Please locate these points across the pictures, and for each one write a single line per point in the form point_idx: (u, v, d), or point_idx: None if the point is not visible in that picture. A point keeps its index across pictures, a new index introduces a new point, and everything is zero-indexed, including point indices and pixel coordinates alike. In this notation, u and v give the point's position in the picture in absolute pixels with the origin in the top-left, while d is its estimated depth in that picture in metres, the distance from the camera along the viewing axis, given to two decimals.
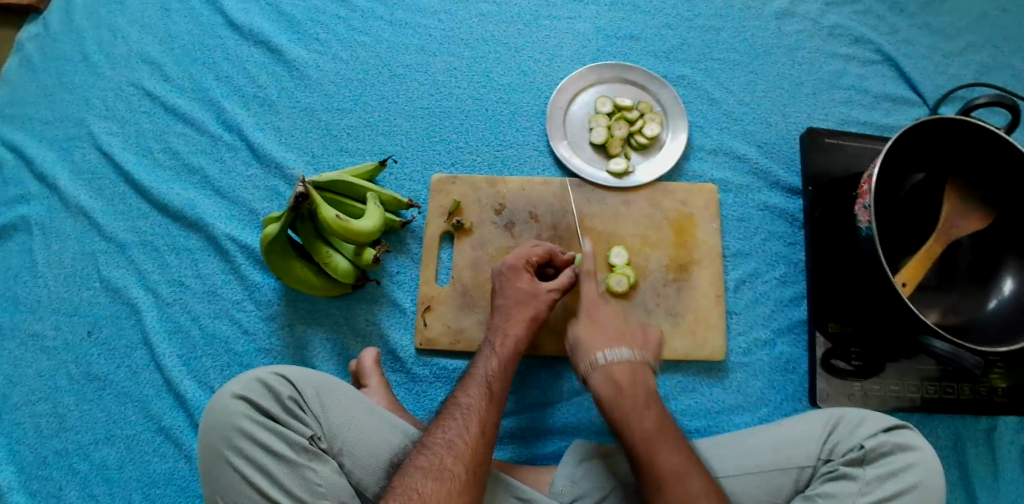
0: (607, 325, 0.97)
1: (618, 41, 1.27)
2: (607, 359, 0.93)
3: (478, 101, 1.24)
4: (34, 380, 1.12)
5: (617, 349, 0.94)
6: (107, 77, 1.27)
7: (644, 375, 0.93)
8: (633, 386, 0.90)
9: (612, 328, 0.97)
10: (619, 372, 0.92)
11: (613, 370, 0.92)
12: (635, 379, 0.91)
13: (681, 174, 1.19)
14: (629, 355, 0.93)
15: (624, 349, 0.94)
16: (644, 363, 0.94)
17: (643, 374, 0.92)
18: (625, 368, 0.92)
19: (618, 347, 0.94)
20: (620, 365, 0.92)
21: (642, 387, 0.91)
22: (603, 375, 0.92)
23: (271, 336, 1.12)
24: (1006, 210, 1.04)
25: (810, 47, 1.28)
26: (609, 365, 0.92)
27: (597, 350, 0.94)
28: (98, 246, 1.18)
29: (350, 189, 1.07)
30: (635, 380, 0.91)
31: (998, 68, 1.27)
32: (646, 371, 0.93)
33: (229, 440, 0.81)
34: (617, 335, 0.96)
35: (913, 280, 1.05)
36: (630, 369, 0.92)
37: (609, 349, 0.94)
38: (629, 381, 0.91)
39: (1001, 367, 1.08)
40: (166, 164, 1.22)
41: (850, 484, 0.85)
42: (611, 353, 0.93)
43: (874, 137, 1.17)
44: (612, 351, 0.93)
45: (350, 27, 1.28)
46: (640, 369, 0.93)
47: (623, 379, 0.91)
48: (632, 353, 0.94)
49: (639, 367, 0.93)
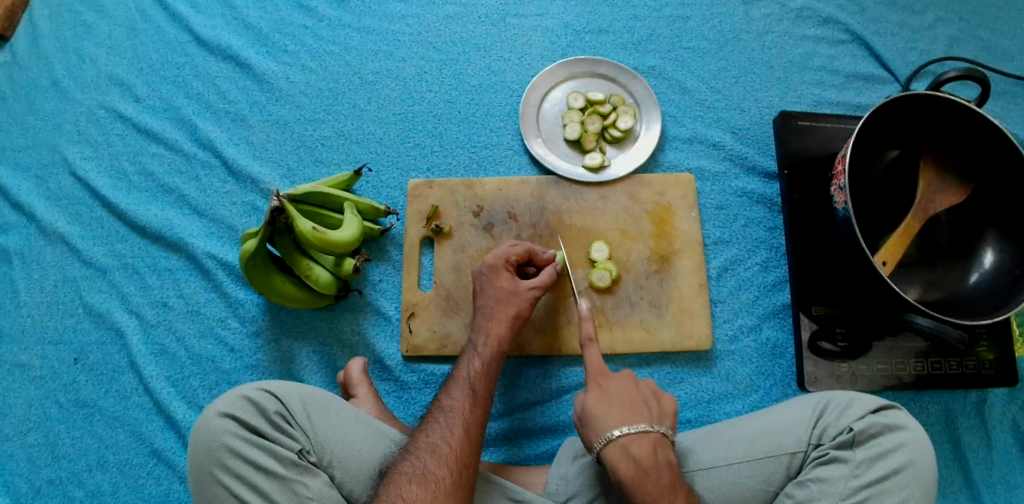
0: (621, 396, 0.87)
1: (587, 35, 1.27)
2: (596, 338, 0.93)
3: (451, 104, 1.24)
4: (23, 410, 1.11)
5: (635, 422, 0.84)
6: (78, 101, 1.26)
7: (665, 449, 0.83)
8: (657, 466, 0.81)
9: (625, 398, 0.87)
10: (638, 449, 0.82)
11: (632, 447, 0.82)
12: (658, 457, 0.82)
13: (657, 165, 1.19)
14: (649, 428, 0.83)
15: (644, 423, 0.84)
16: (664, 434, 0.84)
17: (664, 450, 0.83)
18: (645, 443, 0.82)
19: (635, 421, 0.84)
20: (639, 441, 0.82)
21: (666, 464, 0.82)
22: (620, 453, 0.82)
23: (256, 351, 1.12)
24: (982, 182, 1.04)
25: (779, 30, 1.28)
26: (626, 441, 0.82)
27: (612, 428, 0.83)
28: (78, 272, 1.17)
29: (326, 200, 1.07)
30: (658, 458, 0.82)
31: (967, 40, 1.27)
32: (666, 442, 0.84)
33: (218, 459, 0.80)
34: (632, 407, 0.86)
35: (893, 257, 1.04)
36: (653, 446, 0.82)
37: (628, 426, 0.83)
38: (652, 460, 0.81)
39: (987, 339, 1.08)
40: (143, 185, 1.21)
41: (841, 467, 0.85)
42: (599, 331, 0.93)
43: (847, 117, 1.17)
44: (630, 426, 0.83)
45: (318, 37, 1.28)
46: (659, 441, 0.83)
47: (644, 458, 0.81)
48: (650, 426, 0.84)
49: (660, 440, 0.83)
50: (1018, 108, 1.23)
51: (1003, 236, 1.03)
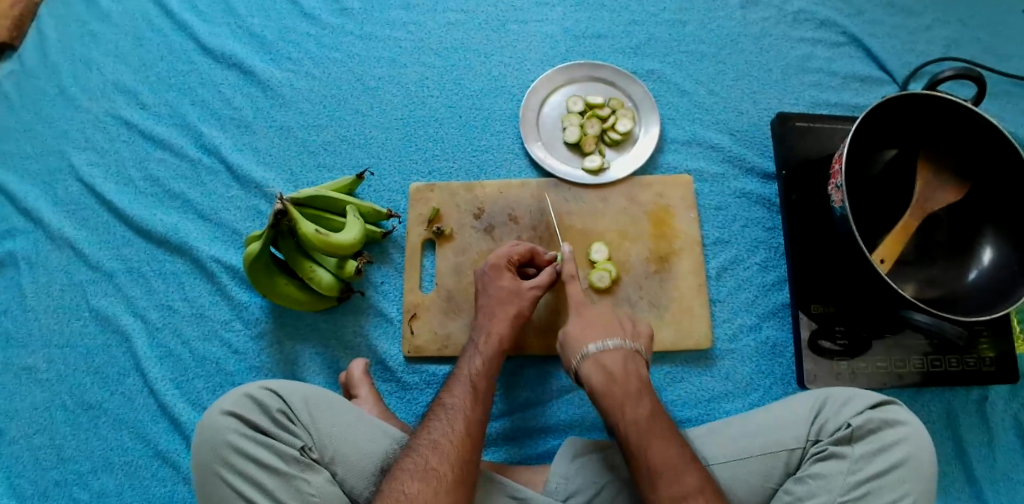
0: (597, 320, 0.95)
1: (586, 40, 1.29)
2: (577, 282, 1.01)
3: (452, 109, 1.25)
4: (29, 413, 1.13)
5: (606, 340, 0.91)
6: (85, 109, 1.29)
7: (635, 362, 0.90)
8: (626, 374, 0.88)
9: (602, 322, 0.95)
10: (609, 360, 0.89)
11: (604, 361, 0.89)
12: (627, 367, 0.89)
13: (656, 167, 1.20)
14: (621, 345, 0.91)
15: (615, 339, 0.91)
16: (635, 351, 0.92)
17: (634, 362, 0.90)
18: (616, 357, 0.90)
19: (607, 337, 0.92)
20: (610, 353, 0.90)
21: (635, 374, 0.88)
22: (594, 365, 0.90)
23: (260, 353, 1.13)
24: (979, 180, 1.05)
25: (776, 33, 1.30)
26: (600, 355, 0.90)
27: (587, 344, 0.92)
28: (85, 277, 1.19)
29: (330, 203, 1.09)
30: (628, 369, 0.89)
31: (964, 40, 1.28)
32: (637, 358, 0.91)
33: (221, 456, 0.81)
34: (604, 327, 0.94)
35: (891, 255, 1.05)
36: (622, 357, 0.90)
37: (598, 341, 0.91)
38: (622, 369, 0.88)
39: (987, 336, 1.08)
40: (148, 191, 1.23)
41: (839, 463, 0.86)
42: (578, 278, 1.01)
43: (844, 118, 1.18)
44: (602, 342, 0.91)
45: (321, 44, 1.30)
46: (630, 356, 0.91)
47: (615, 368, 0.89)
48: (622, 342, 0.91)
49: (630, 355, 0.91)
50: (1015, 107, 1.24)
51: (1000, 233, 1.04)
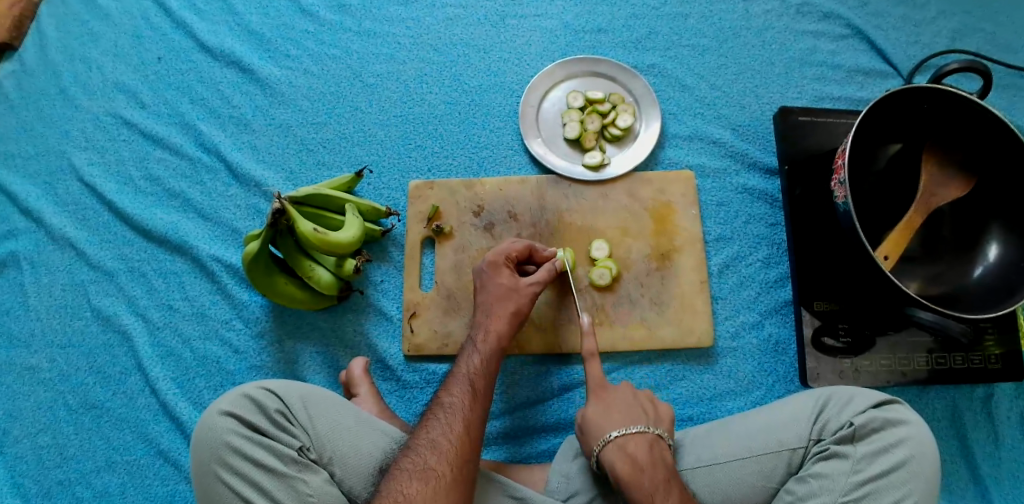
0: (618, 405, 0.91)
1: (586, 34, 1.27)
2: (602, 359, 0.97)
3: (451, 105, 1.24)
4: (32, 412, 1.13)
5: (629, 424, 0.88)
6: (85, 108, 1.28)
7: (660, 448, 0.87)
8: (652, 462, 0.85)
9: (625, 407, 0.91)
10: (634, 447, 0.86)
11: (629, 446, 0.86)
12: (654, 455, 0.86)
13: (657, 163, 1.19)
14: (645, 429, 0.88)
15: (639, 424, 0.88)
16: (660, 435, 0.89)
17: (660, 449, 0.87)
18: (641, 443, 0.86)
19: (630, 423, 0.89)
20: (635, 440, 0.87)
21: (662, 461, 0.85)
22: (618, 452, 0.86)
23: (260, 353, 1.13)
24: (985, 175, 1.03)
25: (779, 26, 1.28)
26: (623, 440, 0.87)
27: (610, 429, 0.88)
28: (86, 276, 1.19)
29: (328, 202, 1.08)
30: (654, 457, 0.86)
31: (970, 32, 1.26)
32: (661, 443, 0.88)
33: (219, 457, 0.81)
34: (628, 413, 0.90)
35: (895, 252, 1.02)
36: (647, 444, 0.87)
37: (621, 427, 0.88)
38: (648, 456, 0.85)
39: (993, 333, 1.07)
40: (148, 190, 1.23)
41: (842, 462, 0.85)
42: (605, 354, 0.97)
43: (848, 112, 1.16)
44: (625, 428, 0.88)
45: (320, 41, 1.29)
46: (655, 443, 0.87)
47: (641, 455, 0.85)
48: (646, 427, 0.88)
49: (655, 440, 0.88)
50: (1023, 99, 1.22)
51: (1007, 229, 1.02)
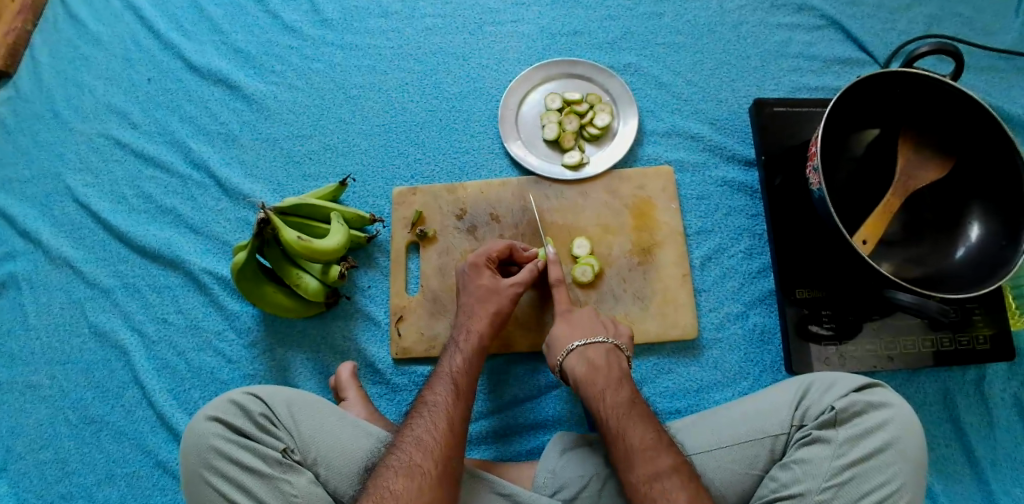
0: (583, 319, 1.01)
1: (563, 37, 1.30)
2: (583, 344, 0.96)
3: (432, 112, 1.27)
4: (34, 428, 1.16)
5: (591, 336, 0.98)
6: (79, 131, 1.32)
7: (617, 357, 0.96)
8: (608, 365, 0.94)
9: (588, 322, 1.00)
10: (593, 353, 0.95)
11: (588, 353, 0.95)
12: (609, 360, 0.95)
13: (637, 159, 1.21)
14: (604, 340, 0.97)
15: (599, 336, 0.98)
16: (617, 346, 0.97)
17: (616, 357, 0.96)
18: (600, 351, 0.96)
19: (592, 334, 0.98)
20: (594, 348, 0.96)
21: (615, 365, 0.94)
22: (578, 358, 0.95)
23: (253, 362, 1.15)
24: (962, 157, 1.04)
25: (753, 20, 1.29)
26: (583, 348, 0.96)
27: (572, 340, 0.98)
28: (83, 293, 1.22)
29: (314, 211, 1.11)
30: (609, 360, 0.94)
31: (946, 17, 1.27)
32: (619, 353, 0.97)
33: (206, 461, 0.83)
34: (590, 326, 0.99)
35: (873, 236, 1.03)
36: (604, 351, 0.96)
37: (583, 338, 0.98)
38: (603, 360, 0.94)
39: (980, 313, 1.06)
40: (142, 208, 1.26)
41: (824, 448, 0.85)
42: (586, 340, 0.97)
43: (824, 101, 1.17)
44: (586, 338, 0.97)
45: (303, 56, 1.32)
46: (613, 352, 0.96)
47: (598, 360, 0.94)
48: (605, 338, 0.97)
49: (613, 350, 0.96)
50: (1001, 81, 1.22)
51: (987, 209, 1.02)
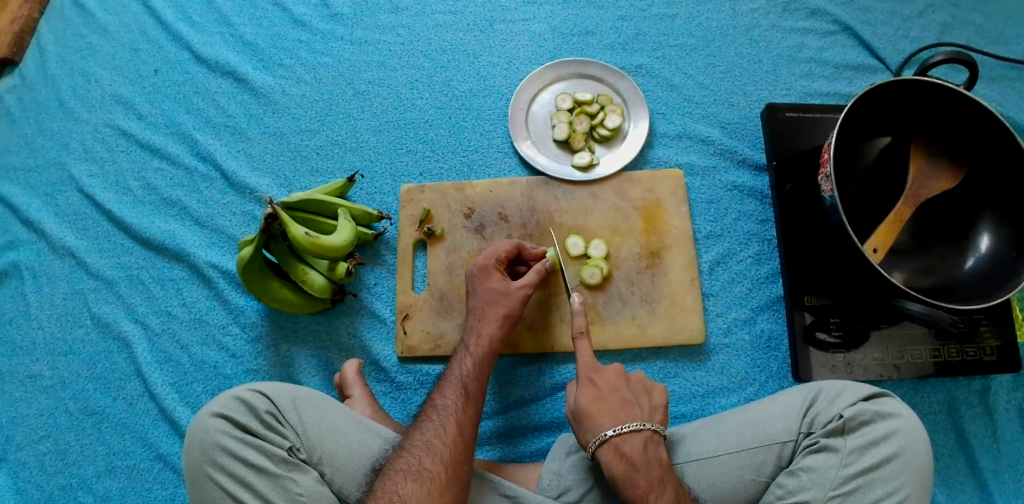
0: (612, 395, 0.92)
1: (574, 37, 1.29)
2: (618, 434, 0.87)
3: (442, 110, 1.26)
4: (34, 419, 1.15)
5: (625, 422, 0.88)
6: (84, 120, 1.31)
7: (655, 446, 0.88)
8: (647, 461, 0.86)
9: (619, 398, 0.92)
10: (630, 448, 0.87)
11: (624, 445, 0.87)
12: (648, 453, 0.87)
13: (646, 162, 1.20)
14: (641, 427, 0.88)
15: (635, 422, 0.89)
16: (655, 432, 0.89)
17: (654, 446, 0.88)
18: (637, 442, 0.87)
19: (625, 419, 0.89)
20: (631, 439, 0.87)
21: (655, 460, 0.87)
22: (613, 452, 0.87)
23: (257, 357, 1.14)
24: (974, 167, 1.03)
25: (766, 24, 1.28)
26: (620, 440, 0.87)
27: (605, 428, 0.88)
28: (86, 284, 1.21)
29: (321, 206, 1.10)
30: (647, 453, 0.87)
31: (959, 26, 1.26)
32: (656, 440, 0.89)
33: (211, 458, 0.82)
34: (621, 406, 0.91)
35: (884, 245, 1.03)
36: (642, 442, 0.87)
37: (617, 425, 0.88)
38: (643, 457, 0.86)
39: (988, 324, 1.06)
40: (147, 199, 1.25)
41: (831, 456, 0.85)
42: (621, 427, 0.88)
43: (835, 107, 1.17)
44: (621, 425, 0.88)
45: (312, 50, 1.31)
46: (650, 439, 0.88)
47: (636, 455, 0.86)
48: (643, 424, 0.89)
49: (650, 438, 0.89)
50: (1013, 91, 1.22)
51: (997, 218, 1.02)
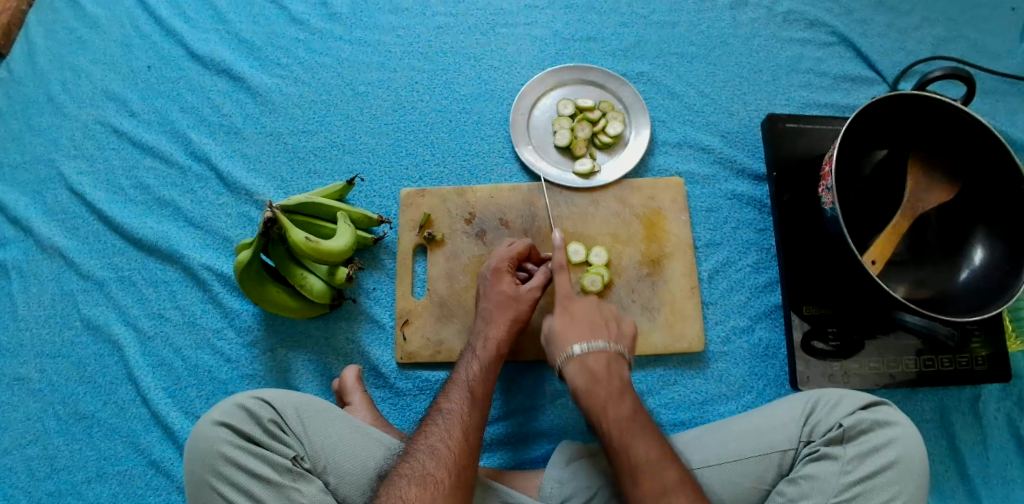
0: (583, 317, 0.94)
1: (576, 43, 1.29)
2: (582, 350, 0.90)
3: (442, 113, 1.25)
4: (21, 422, 1.12)
5: (592, 340, 0.91)
6: (74, 117, 1.28)
7: (619, 365, 0.90)
8: (609, 375, 0.88)
9: (589, 318, 0.94)
10: (594, 362, 0.89)
11: (588, 361, 0.89)
12: (611, 369, 0.89)
13: (647, 170, 1.21)
14: (606, 346, 0.90)
15: (601, 340, 0.91)
16: (620, 352, 0.91)
17: (617, 364, 0.90)
18: (602, 358, 0.89)
19: (593, 338, 0.91)
20: (596, 354, 0.89)
21: (617, 375, 0.89)
22: (577, 365, 0.89)
23: (253, 361, 1.13)
24: (969, 180, 1.04)
25: (766, 34, 1.29)
26: (585, 355, 0.89)
27: (573, 343, 0.91)
28: (75, 285, 1.19)
29: (320, 210, 1.08)
30: (611, 370, 0.89)
31: (954, 39, 1.28)
32: (621, 360, 0.91)
33: (214, 468, 0.81)
34: (592, 327, 0.93)
35: (882, 257, 1.04)
36: (606, 359, 0.89)
37: (584, 341, 0.91)
38: (605, 370, 0.89)
39: (979, 335, 1.07)
40: (139, 199, 1.23)
41: (832, 464, 0.85)
42: (587, 344, 0.90)
43: (834, 118, 1.18)
44: (588, 343, 0.90)
45: (311, 50, 1.29)
46: (615, 359, 0.90)
47: (598, 369, 0.89)
48: (608, 343, 0.91)
49: (615, 357, 0.90)
50: (1006, 105, 1.24)
51: (992, 234, 1.03)
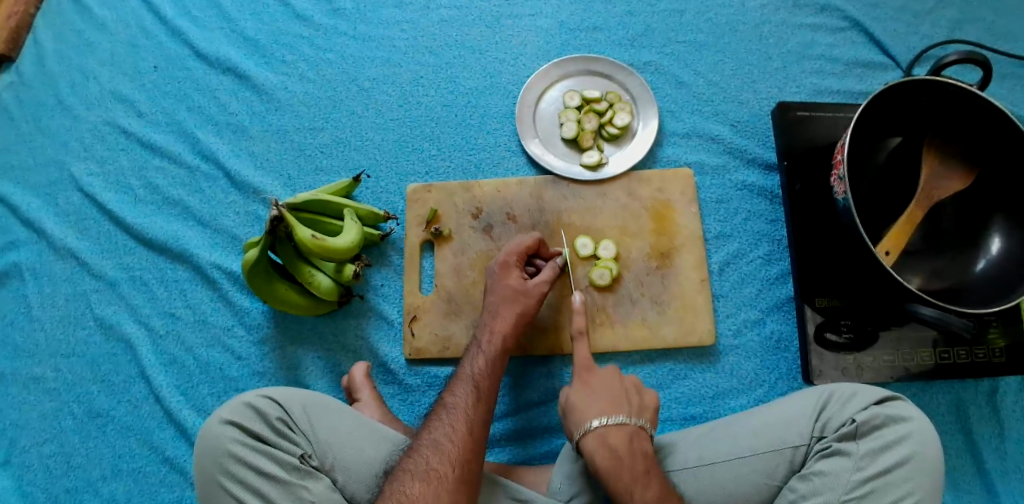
0: (603, 390, 0.90)
1: (581, 33, 1.27)
2: (603, 426, 0.86)
3: (447, 108, 1.24)
4: (38, 421, 1.14)
5: (611, 414, 0.87)
6: (83, 118, 1.29)
7: (641, 440, 0.86)
8: (632, 454, 0.84)
9: (609, 391, 0.90)
10: (615, 439, 0.85)
11: (609, 436, 0.85)
12: (633, 446, 0.85)
13: (655, 161, 1.19)
14: (626, 421, 0.86)
15: (621, 416, 0.86)
16: (642, 427, 0.87)
17: (640, 440, 0.86)
18: (624, 434, 0.85)
19: (613, 412, 0.87)
20: (615, 431, 0.85)
21: (640, 454, 0.85)
22: (598, 442, 0.85)
23: (263, 359, 1.13)
24: (987, 168, 1.02)
25: (776, 20, 1.27)
26: (605, 431, 0.85)
27: (590, 418, 0.87)
28: (88, 285, 1.20)
29: (327, 207, 1.08)
30: (633, 446, 0.85)
31: (970, 21, 1.25)
32: (643, 434, 0.87)
33: (222, 466, 0.81)
34: (613, 398, 0.89)
35: (896, 247, 1.02)
36: (627, 436, 0.85)
37: (602, 416, 0.87)
38: (628, 448, 0.84)
39: (997, 325, 1.04)
40: (148, 198, 1.24)
41: (844, 460, 0.84)
42: (607, 419, 0.86)
43: (847, 105, 1.16)
44: (609, 417, 0.86)
45: (315, 46, 1.29)
46: (636, 434, 0.86)
47: (621, 447, 0.84)
48: (627, 419, 0.87)
49: (636, 432, 0.86)
50: None
51: (1011, 222, 1.01)
